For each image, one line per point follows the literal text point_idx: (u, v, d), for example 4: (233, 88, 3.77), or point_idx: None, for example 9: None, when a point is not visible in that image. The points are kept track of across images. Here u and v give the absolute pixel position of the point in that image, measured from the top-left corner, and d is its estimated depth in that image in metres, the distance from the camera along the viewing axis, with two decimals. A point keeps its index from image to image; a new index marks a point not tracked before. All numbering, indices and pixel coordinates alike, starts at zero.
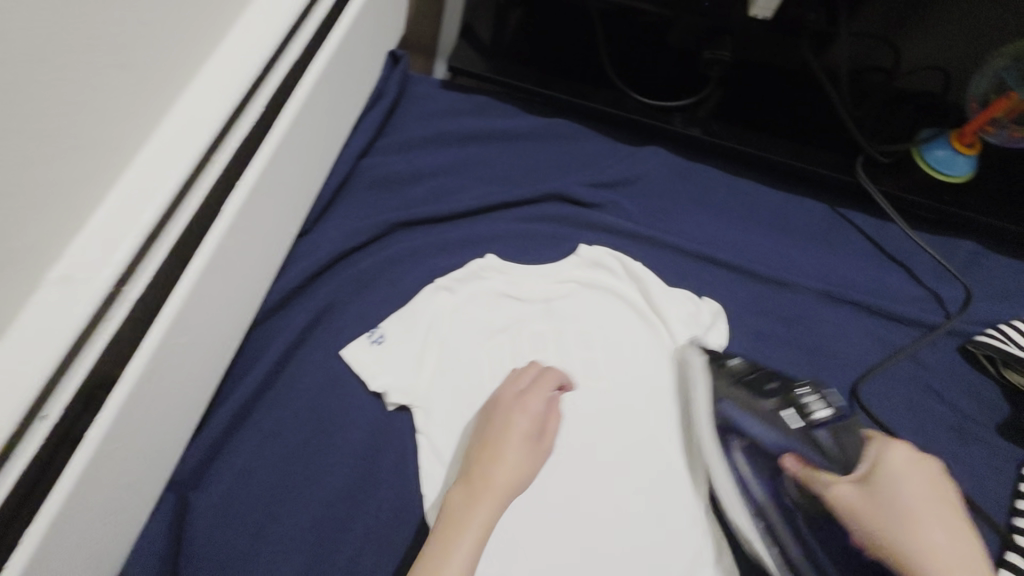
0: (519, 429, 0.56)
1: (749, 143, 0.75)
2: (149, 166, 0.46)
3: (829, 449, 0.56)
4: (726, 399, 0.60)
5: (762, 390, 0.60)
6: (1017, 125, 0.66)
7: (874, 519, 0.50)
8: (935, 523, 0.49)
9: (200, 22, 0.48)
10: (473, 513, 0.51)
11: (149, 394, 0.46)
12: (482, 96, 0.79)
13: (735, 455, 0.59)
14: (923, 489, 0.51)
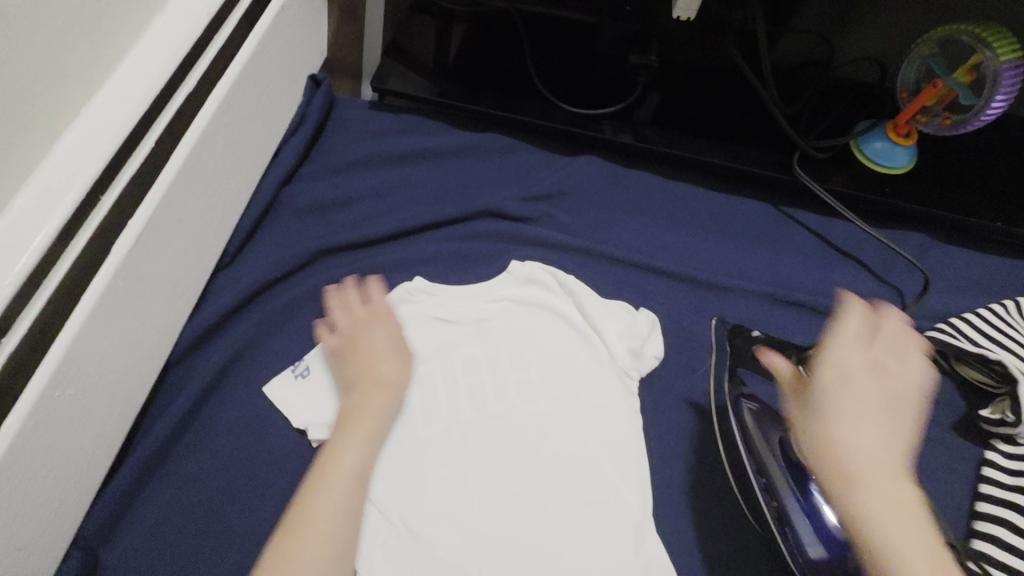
0: (388, 363, 0.57)
1: (682, 146, 0.74)
2: (26, 207, 0.43)
3: None
4: (743, 368, 0.60)
5: (779, 356, 0.56)
6: (950, 112, 0.64)
7: (832, 443, 0.44)
8: (868, 433, 0.44)
9: (85, 52, 0.46)
10: (344, 442, 0.51)
11: (36, 451, 0.43)
12: (412, 115, 0.78)
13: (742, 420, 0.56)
14: (849, 400, 0.45)
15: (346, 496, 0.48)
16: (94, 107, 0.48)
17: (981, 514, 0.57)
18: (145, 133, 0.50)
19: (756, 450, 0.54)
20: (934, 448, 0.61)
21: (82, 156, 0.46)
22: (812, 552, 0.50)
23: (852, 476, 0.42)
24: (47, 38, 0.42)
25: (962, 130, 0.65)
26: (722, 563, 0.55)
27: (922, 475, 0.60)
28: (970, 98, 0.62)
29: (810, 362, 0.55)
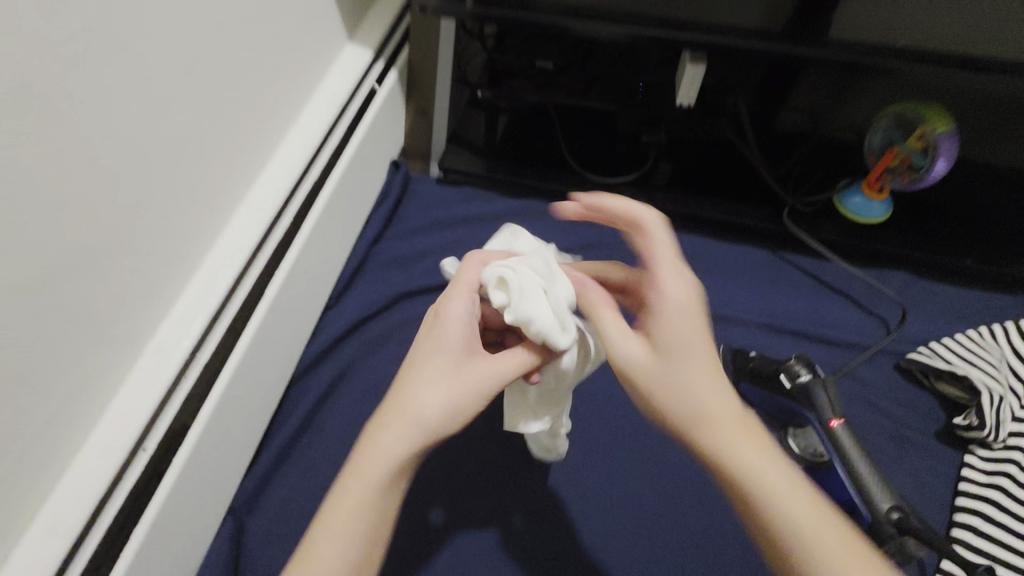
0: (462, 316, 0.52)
1: (690, 205, 0.90)
2: (211, 267, 0.64)
3: (813, 404, 0.60)
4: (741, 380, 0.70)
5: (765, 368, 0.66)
6: (910, 171, 0.78)
7: (770, 500, 0.44)
8: (768, 499, 0.44)
9: (246, 165, 0.68)
10: (427, 373, 0.49)
11: (215, 433, 0.63)
12: (469, 187, 0.97)
13: None
14: (754, 469, 0.45)
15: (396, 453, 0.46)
16: (250, 200, 0.69)
17: (960, 507, 0.67)
18: (282, 215, 0.71)
19: None
20: (919, 452, 0.72)
21: (243, 234, 0.67)
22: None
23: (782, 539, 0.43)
24: (226, 156, 0.64)
25: (921, 185, 0.78)
26: (736, 542, 0.66)
27: (908, 475, 0.70)
28: (922, 160, 0.76)
29: (794, 369, 0.63)
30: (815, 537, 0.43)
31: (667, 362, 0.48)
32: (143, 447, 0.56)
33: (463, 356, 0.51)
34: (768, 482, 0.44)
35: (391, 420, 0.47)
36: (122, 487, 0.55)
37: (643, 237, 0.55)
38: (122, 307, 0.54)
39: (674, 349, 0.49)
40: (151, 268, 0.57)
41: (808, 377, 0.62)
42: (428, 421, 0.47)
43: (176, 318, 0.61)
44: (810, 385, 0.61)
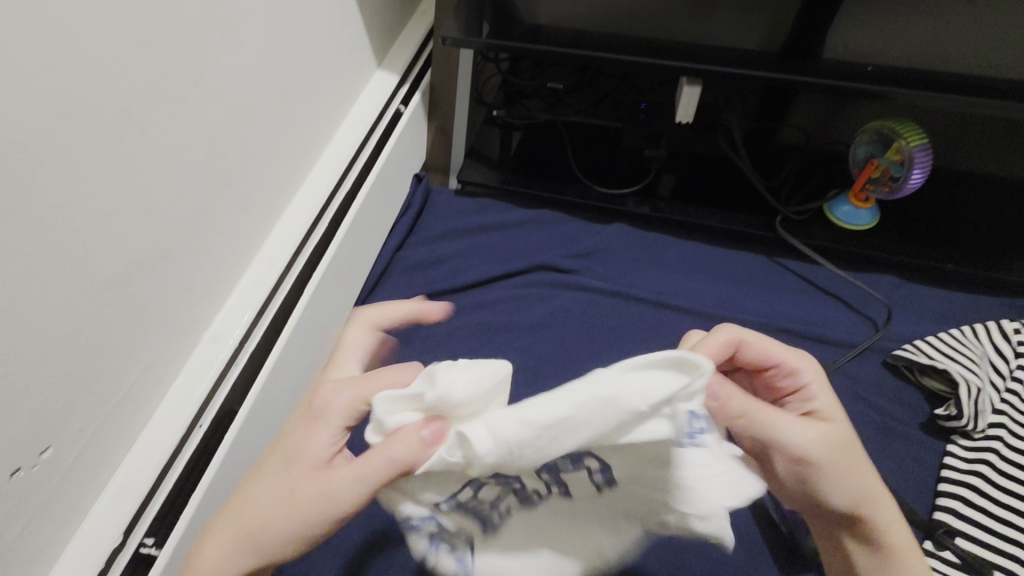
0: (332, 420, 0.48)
1: (689, 215, 0.96)
2: (258, 269, 0.73)
3: None
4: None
5: None
6: (889, 183, 0.85)
7: (882, 521, 0.54)
8: (892, 532, 0.55)
9: (287, 179, 0.77)
10: (269, 476, 0.48)
11: (259, 414, 0.71)
12: (485, 198, 1.05)
13: None
14: (881, 499, 0.55)
15: (237, 549, 0.46)
16: (290, 210, 0.78)
17: (942, 491, 0.72)
18: (318, 223, 0.80)
19: None
20: (902, 441, 0.77)
21: (284, 240, 0.76)
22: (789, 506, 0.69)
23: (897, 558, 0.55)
24: (273, 171, 0.73)
25: (901, 195, 0.85)
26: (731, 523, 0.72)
27: (892, 463, 0.75)
28: (898, 172, 0.83)
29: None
30: (906, 554, 0.55)
31: (843, 442, 0.53)
32: (199, 423, 0.64)
33: (314, 470, 0.47)
34: (885, 518, 0.55)
35: (240, 506, 0.48)
36: (182, 458, 0.62)
37: (789, 376, 0.57)
38: (185, 301, 0.63)
39: (839, 434, 0.53)
40: (209, 267, 0.66)
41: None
42: (266, 531, 0.46)
43: (228, 312, 0.70)
44: None
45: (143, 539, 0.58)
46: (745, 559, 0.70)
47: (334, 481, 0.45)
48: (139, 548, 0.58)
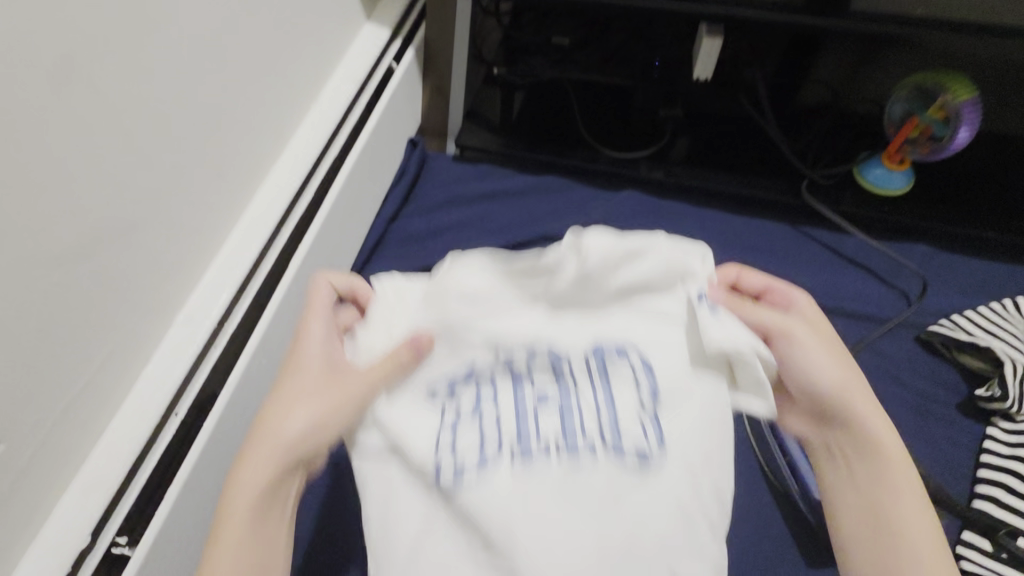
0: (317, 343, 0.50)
1: (707, 179, 0.89)
2: (238, 241, 0.66)
3: None
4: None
5: None
6: (930, 143, 0.77)
7: (888, 462, 0.47)
8: (900, 481, 0.47)
9: (268, 142, 0.69)
10: (277, 409, 0.47)
11: (243, 398, 0.65)
12: (486, 164, 0.98)
13: None
14: (888, 438, 0.48)
15: (258, 483, 0.44)
16: (272, 176, 0.71)
17: (982, 478, 0.66)
18: (304, 191, 0.73)
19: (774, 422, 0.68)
20: (937, 423, 0.71)
21: (266, 208, 0.68)
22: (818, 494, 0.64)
23: (908, 522, 0.45)
24: (250, 132, 0.66)
25: (943, 155, 0.77)
26: (753, 512, 0.67)
27: (927, 446, 0.70)
28: (944, 130, 0.75)
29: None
30: (922, 516, 0.46)
31: (835, 352, 0.50)
32: (175, 411, 0.58)
33: (318, 381, 0.48)
34: (892, 458, 0.47)
35: (257, 433, 0.46)
36: (156, 449, 0.57)
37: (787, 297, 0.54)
38: (155, 278, 0.57)
39: (831, 344, 0.50)
40: (182, 241, 0.59)
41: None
42: (284, 445, 0.46)
43: (205, 289, 0.63)
44: None
45: (114, 538, 0.53)
46: (768, 550, 0.65)
47: (345, 387, 0.47)
48: (111, 548, 0.53)
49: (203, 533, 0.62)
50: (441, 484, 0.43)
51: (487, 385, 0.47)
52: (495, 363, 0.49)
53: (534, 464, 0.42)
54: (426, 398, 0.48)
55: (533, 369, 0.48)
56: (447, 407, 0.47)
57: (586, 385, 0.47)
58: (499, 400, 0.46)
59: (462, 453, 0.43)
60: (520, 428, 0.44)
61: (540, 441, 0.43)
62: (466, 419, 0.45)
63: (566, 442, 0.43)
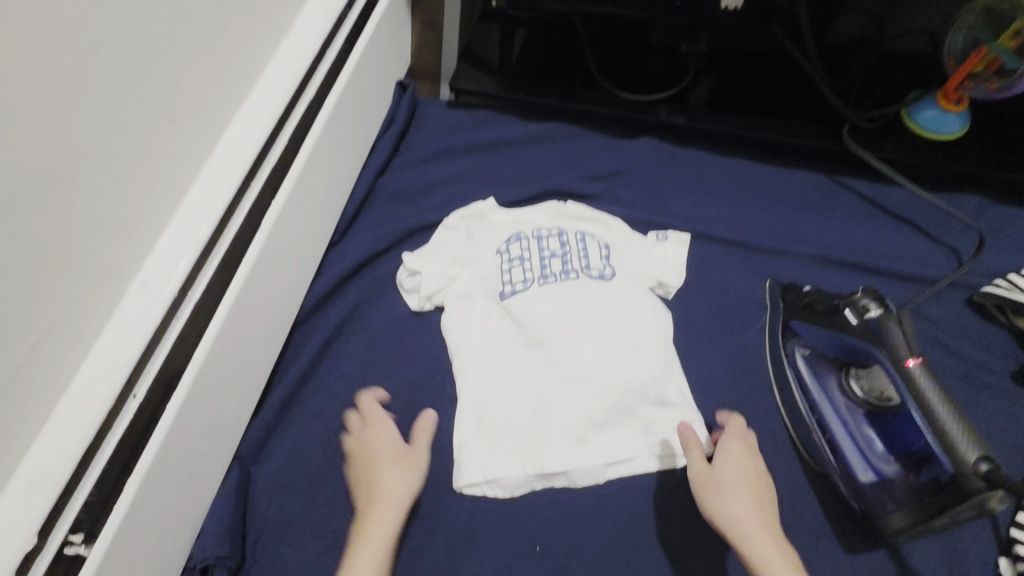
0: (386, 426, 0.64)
1: (734, 124, 0.80)
2: (201, 195, 0.57)
3: (890, 339, 0.53)
4: (796, 319, 0.64)
5: (824, 305, 0.61)
6: (997, 78, 0.69)
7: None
8: (774, 557, 0.51)
9: (232, 80, 0.60)
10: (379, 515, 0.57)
11: (212, 375, 0.57)
12: (484, 110, 0.88)
13: (797, 361, 0.64)
14: None
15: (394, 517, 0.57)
16: (238, 121, 0.62)
17: None
18: (277, 139, 0.63)
19: (813, 396, 0.62)
20: (990, 395, 0.63)
21: (232, 158, 0.59)
22: (864, 478, 0.57)
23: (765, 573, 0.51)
24: (210, 67, 0.56)
25: (1011, 92, 0.70)
26: (783, 494, 0.60)
27: (979, 421, 0.62)
28: (1015, 63, 0.67)
29: (861, 303, 0.56)
30: None
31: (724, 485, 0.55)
32: (132, 394, 0.50)
33: (402, 461, 0.61)
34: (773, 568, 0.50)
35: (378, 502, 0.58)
36: (112, 437, 0.49)
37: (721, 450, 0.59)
38: (100, 238, 0.48)
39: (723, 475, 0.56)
40: (132, 193, 0.50)
41: (879, 313, 0.54)
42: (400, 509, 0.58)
43: (163, 251, 0.55)
44: (878, 321, 0.54)
45: (68, 536, 0.46)
46: (802, 536, 0.58)
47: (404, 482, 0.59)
48: (63, 548, 0.46)
49: (173, 529, 0.55)
50: (501, 298, 0.69)
51: (534, 239, 0.73)
52: (541, 230, 0.73)
53: (552, 287, 0.69)
54: (495, 250, 0.73)
55: (563, 237, 0.73)
56: (508, 253, 0.72)
57: (586, 248, 0.72)
58: (527, 259, 0.71)
59: (515, 282, 0.70)
60: (547, 267, 0.70)
61: (559, 271, 0.70)
62: (518, 261, 0.71)
63: (570, 274, 0.69)
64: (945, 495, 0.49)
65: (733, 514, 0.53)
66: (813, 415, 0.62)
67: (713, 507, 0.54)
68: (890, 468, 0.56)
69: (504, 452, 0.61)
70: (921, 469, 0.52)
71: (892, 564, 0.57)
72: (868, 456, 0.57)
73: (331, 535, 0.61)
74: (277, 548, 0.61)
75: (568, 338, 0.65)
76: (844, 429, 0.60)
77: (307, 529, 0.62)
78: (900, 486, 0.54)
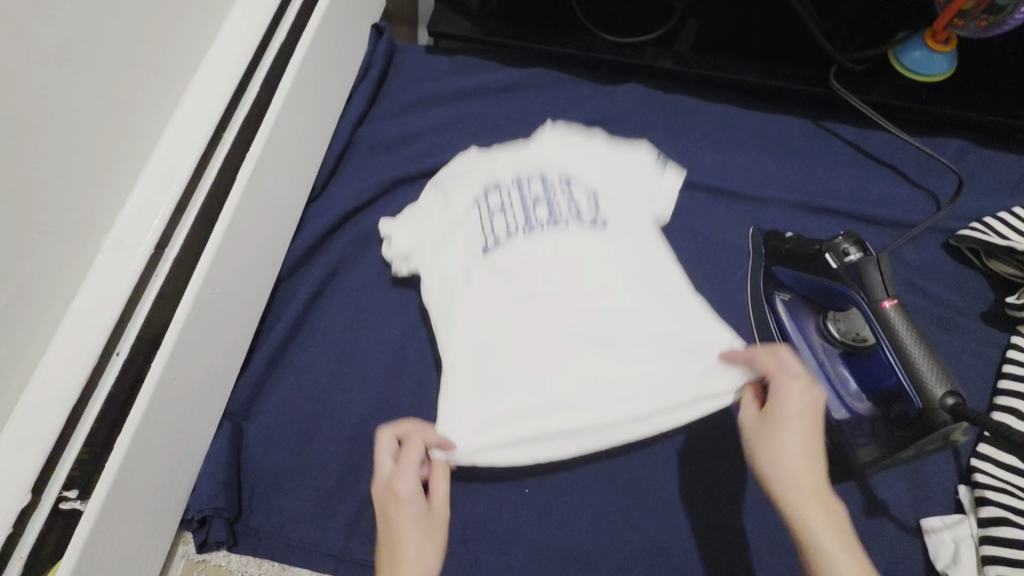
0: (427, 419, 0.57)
1: (722, 68, 0.78)
2: (170, 149, 0.55)
3: (871, 286, 0.53)
4: (777, 264, 0.65)
5: (806, 248, 0.61)
6: (987, 15, 0.67)
7: (801, 499, 0.45)
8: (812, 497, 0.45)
9: (194, 25, 0.57)
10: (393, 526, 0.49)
11: (198, 332, 0.56)
12: (465, 56, 0.85)
13: (778, 306, 0.66)
14: (798, 453, 0.46)
15: None
16: (204, 70, 0.59)
17: (1002, 390, 0.62)
18: (247, 89, 0.61)
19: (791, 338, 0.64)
20: (960, 333, 0.66)
21: (199, 110, 0.57)
22: (837, 416, 0.59)
23: (789, 488, 0.45)
24: (170, 10, 0.53)
25: (1002, 30, 0.68)
26: None
27: (947, 359, 0.65)
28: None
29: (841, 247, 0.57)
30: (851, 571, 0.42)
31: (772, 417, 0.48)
32: (116, 352, 0.49)
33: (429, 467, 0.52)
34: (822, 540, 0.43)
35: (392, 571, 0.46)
36: (100, 395, 0.48)
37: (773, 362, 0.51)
38: (67, 196, 0.46)
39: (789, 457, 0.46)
40: (95, 146, 0.48)
41: (859, 256, 0.55)
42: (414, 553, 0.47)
43: (135, 208, 0.53)
44: (858, 267, 0.55)
45: (62, 493, 0.46)
46: None
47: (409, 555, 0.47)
48: (60, 504, 0.46)
49: (166, 484, 0.56)
50: (485, 252, 0.58)
51: (514, 186, 0.62)
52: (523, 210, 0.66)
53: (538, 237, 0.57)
54: None
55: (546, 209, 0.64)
56: (488, 208, 0.62)
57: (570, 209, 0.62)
58: None
59: (498, 234, 0.58)
60: (530, 214, 0.59)
61: (544, 219, 0.58)
62: (500, 213, 0.60)
63: (557, 220, 0.58)
64: (913, 428, 0.51)
65: (791, 449, 0.46)
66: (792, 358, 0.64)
67: (775, 436, 0.47)
68: (863, 404, 0.58)
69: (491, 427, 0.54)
70: (891, 405, 0.54)
71: (860, 495, 0.60)
72: (843, 395, 0.60)
73: (326, 483, 0.63)
74: (272, 499, 0.62)
75: None
76: (819, 371, 0.62)
77: (302, 481, 0.63)
78: (874, 421, 0.57)
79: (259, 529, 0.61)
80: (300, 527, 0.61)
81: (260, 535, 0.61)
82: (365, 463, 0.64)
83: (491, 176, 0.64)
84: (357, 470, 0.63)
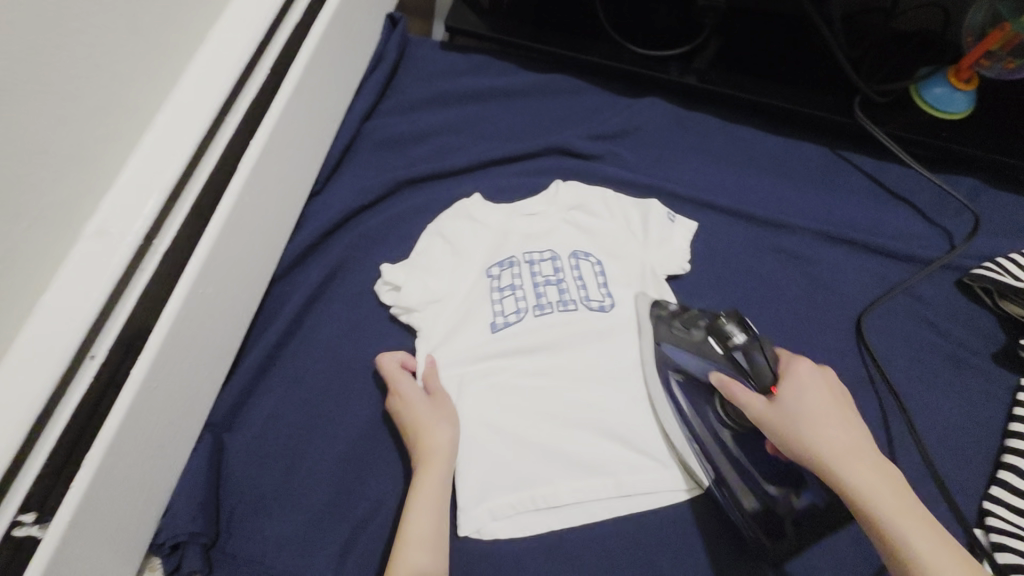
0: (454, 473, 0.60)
1: (745, 89, 0.77)
2: (166, 129, 0.49)
3: (757, 368, 0.52)
4: (665, 342, 0.59)
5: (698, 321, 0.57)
6: (1013, 58, 0.69)
7: (832, 453, 0.49)
8: (847, 450, 0.49)
9: None
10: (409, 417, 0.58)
11: (184, 334, 0.50)
12: (481, 55, 0.81)
13: (672, 383, 0.59)
14: (820, 422, 0.50)
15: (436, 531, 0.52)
16: (208, 46, 0.53)
17: (1015, 433, 0.61)
18: (254, 69, 0.55)
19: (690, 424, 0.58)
20: (972, 373, 0.66)
21: (201, 88, 0.51)
22: (747, 504, 0.55)
23: (834, 457, 0.48)
24: None
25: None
26: None
27: (959, 399, 0.64)
28: None
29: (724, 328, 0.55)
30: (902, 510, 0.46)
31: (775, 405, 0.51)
32: (90, 355, 0.43)
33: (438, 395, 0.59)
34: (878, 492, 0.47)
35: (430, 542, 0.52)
36: (66, 407, 0.41)
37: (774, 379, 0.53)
38: (48, 173, 0.40)
39: (825, 443, 0.49)
40: (82, 119, 0.42)
41: (743, 339, 0.53)
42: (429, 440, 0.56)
43: (122, 191, 0.47)
44: (744, 350, 0.53)
45: (17, 517, 0.39)
46: None
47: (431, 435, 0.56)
48: (12, 530, 0.39)
49: (137, 505, 0.49)
50: (494, 331, 0.62)
51: (525, 264, 0.66)
52: (531, 254, 0.67)
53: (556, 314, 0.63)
54: (484, 274, 0.65)
55: (556, 261, 0.66)
56: (499, 280, 0.65)
57: (583, 276, 0.65)
58: (520, 291, 0.64)
59: (508, 313, 0.63)
60: (542, 296, 0.64)
61: (555, 300, 0.64)
62: (510, 290, 0.64)
63: (568, 304, 0.64)
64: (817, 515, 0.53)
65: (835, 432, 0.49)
66: (696, 444, 0.58)
67: (800, 373, 0.52)
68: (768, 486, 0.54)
69: (509, 465, 0.58)
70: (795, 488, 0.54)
71: None
72: (751, 479, 0.55)
73: (315, 505, 0.57)
74: (254, 522, 0.57)
75: (578, 364, 0.62)
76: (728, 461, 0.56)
77: (286, 502, 0.57)
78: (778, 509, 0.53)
79: (237, 556, 0.55)
80: (285, 553, 0.55)
81: (238, 563, 0.55)
82: (360, 485, 0.59)
83: (505, 245, 0.67)
84: (349, 491, 0.58)
